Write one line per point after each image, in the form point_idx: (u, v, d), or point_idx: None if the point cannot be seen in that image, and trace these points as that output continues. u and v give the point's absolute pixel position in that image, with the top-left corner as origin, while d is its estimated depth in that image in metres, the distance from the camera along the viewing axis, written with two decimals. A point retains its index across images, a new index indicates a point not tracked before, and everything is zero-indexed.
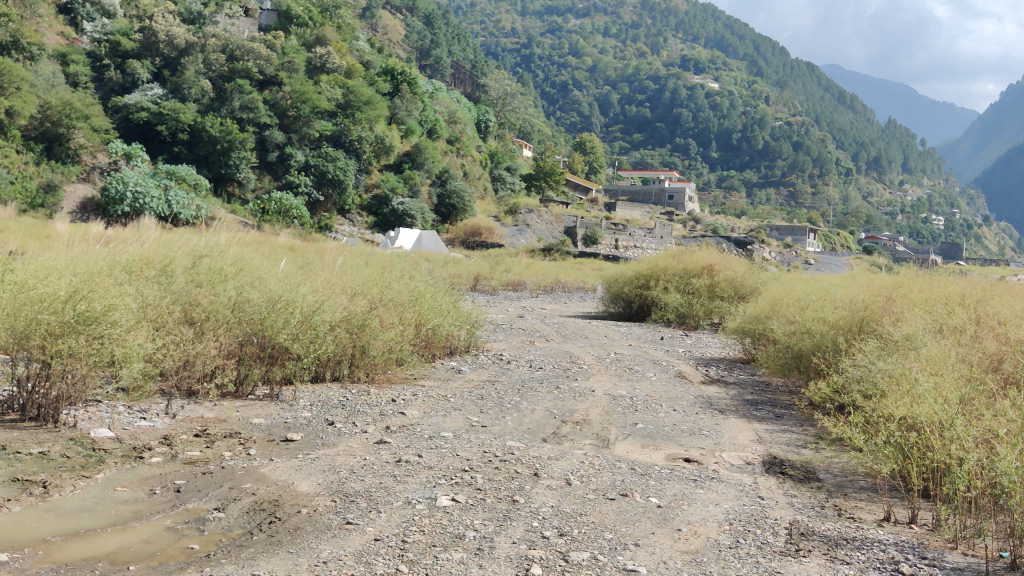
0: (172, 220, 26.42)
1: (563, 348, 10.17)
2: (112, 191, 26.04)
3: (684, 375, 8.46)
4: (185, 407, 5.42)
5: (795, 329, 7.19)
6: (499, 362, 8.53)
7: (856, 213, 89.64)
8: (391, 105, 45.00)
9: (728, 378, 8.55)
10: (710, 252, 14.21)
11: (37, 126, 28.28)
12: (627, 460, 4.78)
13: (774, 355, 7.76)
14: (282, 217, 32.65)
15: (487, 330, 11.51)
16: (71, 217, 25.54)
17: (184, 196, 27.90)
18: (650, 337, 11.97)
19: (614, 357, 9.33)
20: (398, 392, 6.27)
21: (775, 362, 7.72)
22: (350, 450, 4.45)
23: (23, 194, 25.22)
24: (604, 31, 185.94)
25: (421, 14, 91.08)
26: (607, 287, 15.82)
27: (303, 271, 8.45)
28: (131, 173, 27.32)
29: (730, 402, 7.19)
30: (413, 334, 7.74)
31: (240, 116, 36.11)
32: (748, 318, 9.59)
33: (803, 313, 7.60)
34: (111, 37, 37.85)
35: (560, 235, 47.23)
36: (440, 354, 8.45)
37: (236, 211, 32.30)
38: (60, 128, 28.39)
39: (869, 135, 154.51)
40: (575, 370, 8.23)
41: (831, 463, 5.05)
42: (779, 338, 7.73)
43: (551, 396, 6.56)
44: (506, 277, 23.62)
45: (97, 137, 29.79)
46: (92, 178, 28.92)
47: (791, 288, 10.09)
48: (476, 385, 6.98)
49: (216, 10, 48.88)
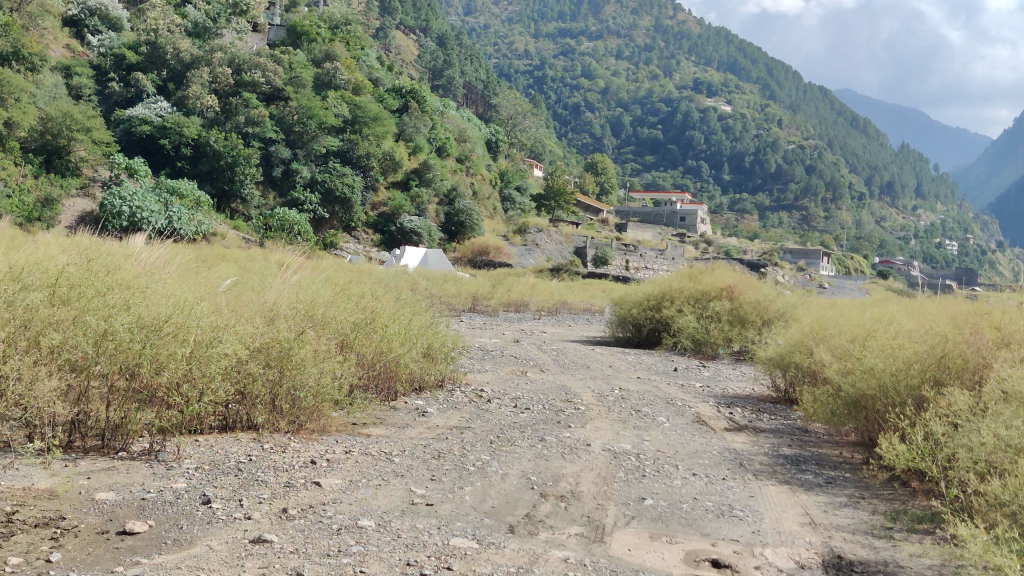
0: (171, 236, 25.17)
1: (558, 382, 8.62)
2: (109, 206, 24.83)
3: (700, 419, 6.89)
4: (13, 471, 3.85)
5: (855, 372, 5.60)
6: (477, 400, 6.98)
7: (870, 238, 88.01)
8: (399, 122, 43.63)
9: (759, 424, 6.94)
10: (730, 271, 12.68)
11: (37, 138, 26.97)
12: (629, 570, 3.22)
13: (823, 399, 6.17)
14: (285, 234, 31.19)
15: (473, 357, 9.96)
16: (67, 231, 24.01)
17: (185, 213, 26.64)
18: (661, 369, 10.41)
19: (618, 395, 7.73)
20: (327, 445, 4.75)
21: (823, 408, 6.14)
22: (205, 560, 2.91)
23: (20, 208, 23.77)
24: (617, 54, 185.14)
25: (434, 36, 90.03)
26: (615, 309, 14.29)
27: (247, 286, 6.92)
28: (131, 189, 26.15)
29: (762, 460, 5.59)
30: (361, 364, 6.23)
31: (244, 131, 34.77)
32: (781, 349, 8.06)
33: (863, 348, 6.02)
34: (117, 51, 37.12)
35: (570, 255, 45.68)
36: (404, 391, 6.90)
37: (239, 227, 30.75)
38: (61, 140, 27.04)
39: (883, 159, 152.73)
40: (568, 413, 6.62)
41: (925, 568, 3.47)
42: (831, 375, 6.12)
43: (532, 453, 4.97)
44: (507, 296, 22.14)
45: (98, 150, 28.46)
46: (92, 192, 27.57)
47: (834, 315, 8.52)
48: (437, 434, 5.43)
49: (226, 24, 47.76)
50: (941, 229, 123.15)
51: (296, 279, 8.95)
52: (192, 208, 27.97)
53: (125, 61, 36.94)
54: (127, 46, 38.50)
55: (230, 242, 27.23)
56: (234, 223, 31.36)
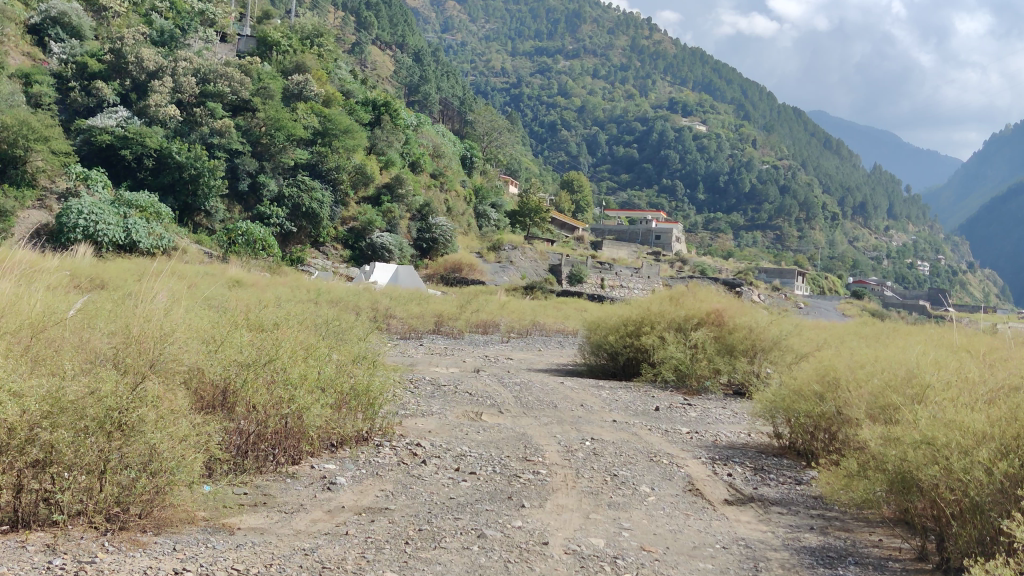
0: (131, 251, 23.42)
1: (518, 430, 7.04)
2: (64, 219, 23.07)
3: (693, 487, 5.36)
4: None
5: (912, 443, 4.11)
6: (410, 460, 5.45)
7: (843, 259, 87.82)
8: (371, 136, 42.07)
9: (766, 493, 5.44)
10: (716, 294, 11.28)
11: None
12: None
13: (858, 468, 4.69)
14: (250, 249, 29.48)
15: (418, 396, 8.36)
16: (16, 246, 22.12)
17: (144, 224, 24.89)
18: (642, 408, 8.86)
19: (593, 451, 6.19)
20: (150, 561, 3.20)
21: (853, 488, 4.68)
22: None
23: None
24: (594, 73, 184.54)
25: (411, 51, 88.38)
26: (587, 333, 12.73)
27: (106, 315, 5.37)
28: (87, 200, 24.34)
29: (782, 560, 4.04)
30: (235, 425, 4.70)
31: (208, 143, 33.21)
32: (786, 392, 6.61)
33: (914, 409, 4.60)
34: (78, 59, 35.09)
35: (544, 273, 44.26)
36: (310, 454, 5.34)
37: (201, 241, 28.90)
38: (17, 150, 25.15)
39: (855, 180, 153.14)
40: (528, 482, 5.06)
41: None
42: (868, 440, 4.69)
43: (457, 568, 3.40)
44: (476, 315, 20.53)
45: (56, 161, 26.37)
46: (50, 204, 25.67)
47: (848, 351, 7.10)
48: (336, 529, 3.90)
49: (196, 33, 45.68)
50: (913, 250, 123.19)
51: (188, 302, 7.37)
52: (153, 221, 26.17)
53: (87, 69, 34.93)
54: (90, 55, 36.32)
55: (193, 257, 25.34)
56: (197, 237, 29.58)
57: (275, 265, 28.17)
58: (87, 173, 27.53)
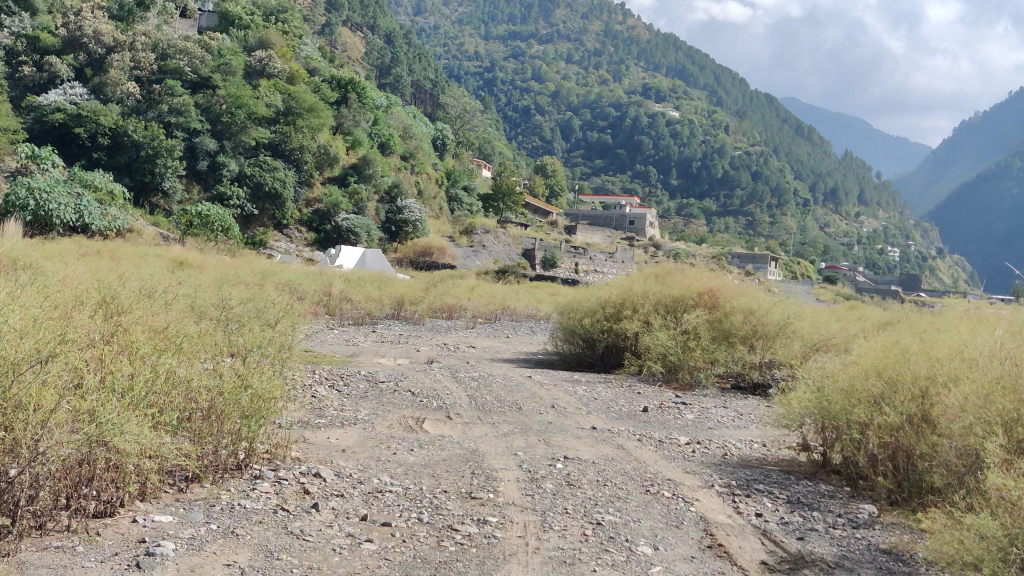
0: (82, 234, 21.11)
1: (475, 451, 5.20)
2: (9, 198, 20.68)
3: (715, 542, 3.64)
4: None
5: None
6: (297, 505, 3.68)
7: (814, 244, 86.75)
8: (336, 115, 40.03)
9: (822, 549, 3.72)
10: (709, 271, 9.61)
11: None
12: None
13: (1000, 525, 2.95)
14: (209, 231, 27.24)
15: (358, 404, 6.52)
16: None
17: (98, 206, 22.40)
18: (629, 410, 7.12)
19: (571, 480, 4.44)
20: None
21: (972, 563, 2.97)
22: None
23: None
24: (568, 57, 182.19)
25: (383, 33, 85.74)
26: (559, 317, 10.95)
27: None
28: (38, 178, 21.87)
29: None
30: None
31: (167, 120, 30.95)
32: (829, 389, 4.90)
33: None
34: (29, 33, 32.52)
35: (518, 257, 42.29)
36: (134, 498, 3.51)
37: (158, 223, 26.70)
38: None
39: (826, 167, 152.30)
40: (487, 548, 3.26)
41: None
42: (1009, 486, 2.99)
43: None
44: (441, 300, 18.60)
45: None
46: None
47: (896, 339, 5.44)
48: None
49: (157, 8, 43.04)
50: (884, 235, 122.26)
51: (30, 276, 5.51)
52: (108, 202, 23.75)
53: (38, 43, 32.43)
54: (42, 28, 33.65)
55: (148, 241, 23.14)
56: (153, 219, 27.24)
57: (237, 248, 25.98)
58: (39, 152, 24.53)
